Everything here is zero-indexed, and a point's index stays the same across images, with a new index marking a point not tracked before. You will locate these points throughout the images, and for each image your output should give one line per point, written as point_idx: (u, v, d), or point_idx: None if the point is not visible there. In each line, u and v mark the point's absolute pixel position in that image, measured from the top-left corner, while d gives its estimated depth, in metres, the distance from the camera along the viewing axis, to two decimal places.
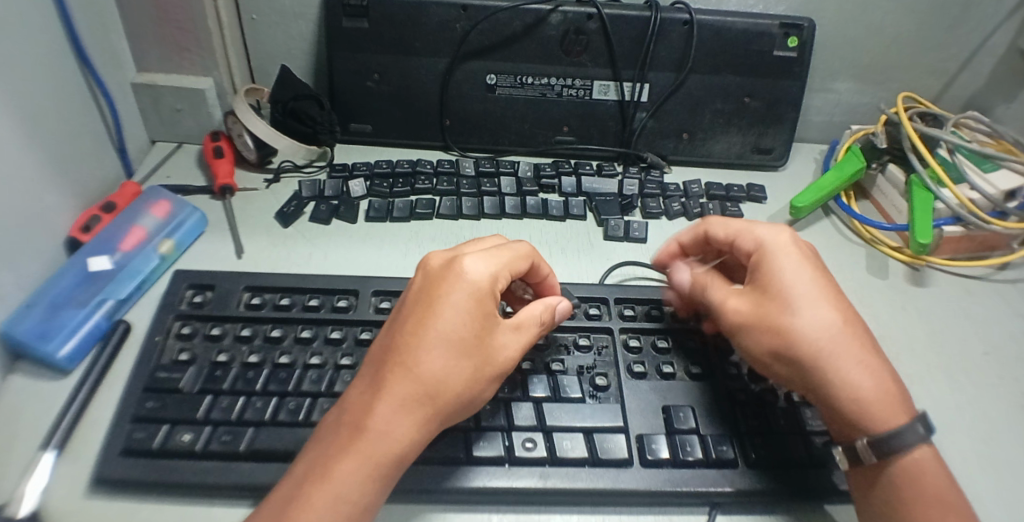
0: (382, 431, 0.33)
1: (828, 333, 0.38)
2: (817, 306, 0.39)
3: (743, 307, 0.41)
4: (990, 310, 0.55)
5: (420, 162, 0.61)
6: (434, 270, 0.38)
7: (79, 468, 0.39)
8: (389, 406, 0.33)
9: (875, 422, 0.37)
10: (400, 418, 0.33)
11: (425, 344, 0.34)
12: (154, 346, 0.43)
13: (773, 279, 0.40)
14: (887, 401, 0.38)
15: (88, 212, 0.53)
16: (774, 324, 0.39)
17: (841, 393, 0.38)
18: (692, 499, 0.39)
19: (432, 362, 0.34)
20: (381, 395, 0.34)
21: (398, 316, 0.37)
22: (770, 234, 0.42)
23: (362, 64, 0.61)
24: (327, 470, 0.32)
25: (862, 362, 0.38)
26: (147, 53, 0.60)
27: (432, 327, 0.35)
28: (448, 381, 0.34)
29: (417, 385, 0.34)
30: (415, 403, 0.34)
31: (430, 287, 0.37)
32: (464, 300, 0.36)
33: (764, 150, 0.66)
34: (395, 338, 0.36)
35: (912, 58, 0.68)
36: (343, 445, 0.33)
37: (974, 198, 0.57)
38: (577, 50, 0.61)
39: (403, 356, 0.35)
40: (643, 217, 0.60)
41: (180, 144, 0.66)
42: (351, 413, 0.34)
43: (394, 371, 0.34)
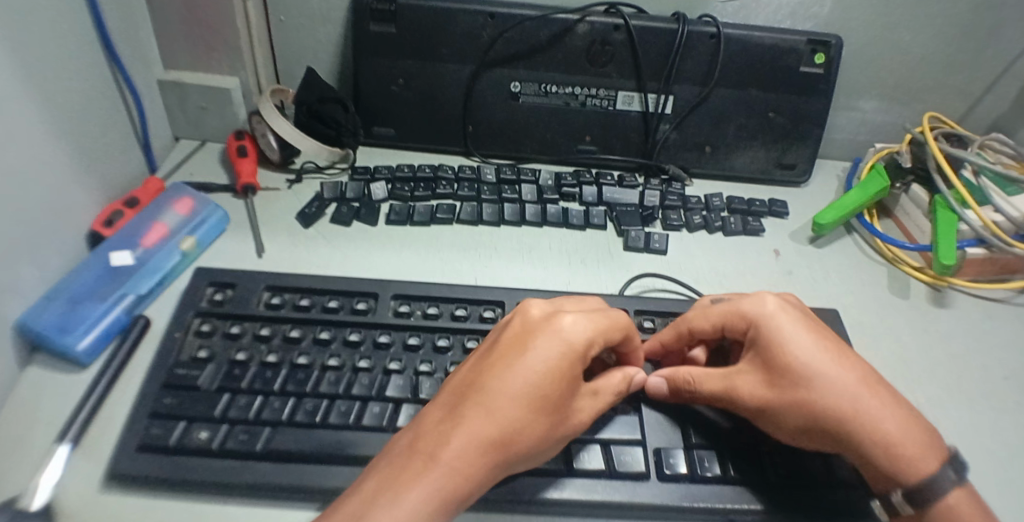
0: (455, 468, 0.31)
1: (851, 395, 0.37)
2: (834, 371, 0.38)
3: (758, 388, 0.39)
4: (1013, 334, 0.54)
5: (441, 167, 0.61)
6: (531, 319, 0.36)
7: (95, 461, 0.39)
8: (465, 444, 0.32)
9: (912, 471, 0.36)
10: (473, 457, 0.32)
11: (513, 392, 0.33)
12: (174, 342, 0.43)
13: (779, 353, 0.38)
14: (923, 449, 0.37)
15: (112, 207, 0.53)
16: (797, 402, 0.37)
17: (876, 450, 0.37)
18: (709, 517, 0.38)
19: (518, 412, 0.33)
20: (458, 431, 0.32)
21: (483, 355, 0.36)
22: (756, 306, 0.40)
23: (387, 68, 0.61)
24: (392, 494, 0.30)
25: (891, 413, 0.37)
26: (175, 51, 0.61)
27: (522, 376, 0.33)
28: (525, 434, 0.33)
29: (496, 431, 0.32)
30: (489, 446, 0.32)
31: (525, 336, 0.35)
32: (558, 355, 0.34)
33: (786, 165, 0.66)
34: (480, 377, 0.34)
35: (938, 78, 0.67)
36: (412, 472, 0.31)
37: (998, 220, 0.56)
38: (601, 60, 0.61)
39: (487, 398, 0.33)
40: (663, 229, 0.60)
41: (203, 142, 0.66)
42: (423, 440, 0.32)
43: (476, 411, 0.33)
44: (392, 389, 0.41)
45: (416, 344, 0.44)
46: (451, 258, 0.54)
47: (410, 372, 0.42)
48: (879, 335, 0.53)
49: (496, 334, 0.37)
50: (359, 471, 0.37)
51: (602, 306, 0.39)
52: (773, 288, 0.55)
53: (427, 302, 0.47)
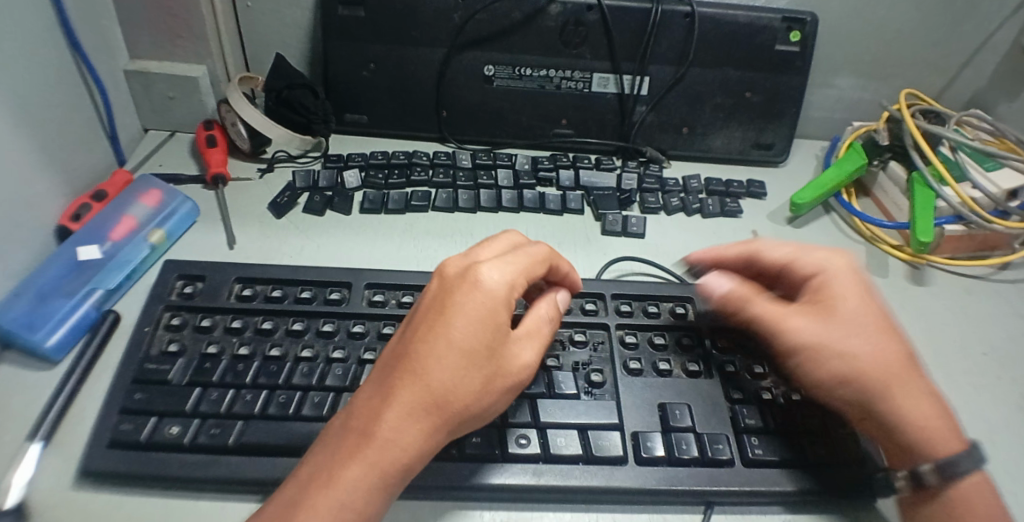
0: (391, 439, 0.31)
1: (889, 361, 0.38)
2: (876, 336, 0.39)
3: (800, 326, 0.40)
4: (990, 310, 0.55)
5: (415, 154, 0.60)
6: (449, 278, 0.35)
7: (66, 459, 0.38)
8: (397, 412, 0.31)
9: (937, 448, 0.37)
10: (407, 426, 0.31)
11: (437, 352, 0.32)
12: (142, 337, 0.42)
13: (841, 305, 0.40)
14: (945, 427, 0.38)
15: (79, 200, 0.52)
16: (835, 345, 0.38)
17: (905, 418, 0.37)
18: (687, 499, 0.38)
19: (446, 371, 0.32)
20: (389, 400, 0.32)
21: (411, 322, 0.35)
22: (831, 262, 0.42)
23: (358, 53, 0.60)
24: (334, 474, 0.30)
25: (921, 388, 0.38)
26: (139, 39, 0.59)
27: (447, 334, 0.33)
28: (459, 393, 0.32)
29: (426, 393, 0.32)
30: (422, 411, 0.32)
31: (445, 295, 0.34)
32: (477, 309, 0.33)
33: (765, 145, 0.65)
34: (407, 343, 0.33)
35: (915, 55, 0.67)
36: (349, 451, 0.31)
37: (976, 197, 0.56)
38: (576, 41, 0.60)
39: (415, 362, 0.32)
40: (642, 212, 0.59)
41: (173, 132, 0.65)
42: (358, 416, 0.32)
43: (405, 377, 0.32)
44: (366, 379, 0.40)
45: (390, 333, 0.43)
46: (427, 245, 0.54)
47: None
48: None
49: (420, 299, 0.36)
50: None
51: (519, 248, 0.38)
52: None
53: (401, 290, 0.47)
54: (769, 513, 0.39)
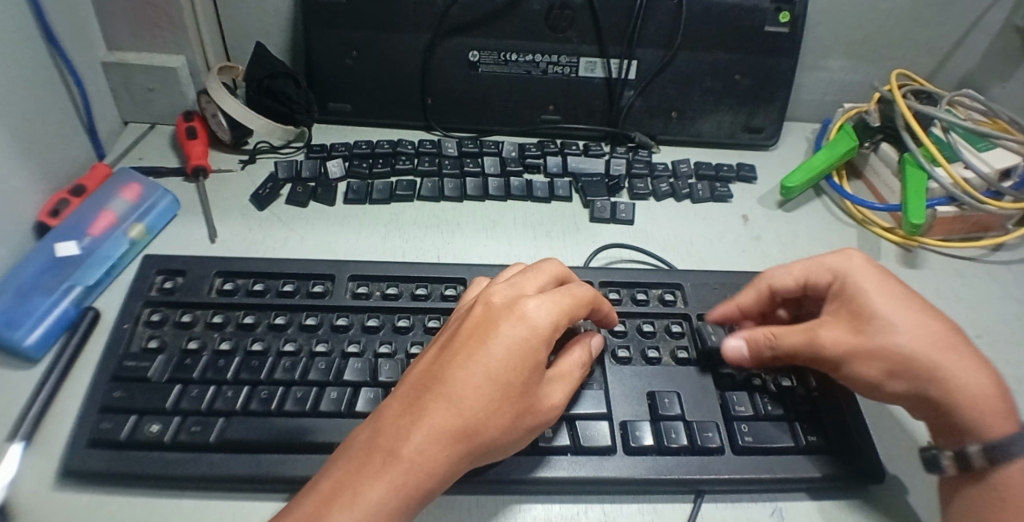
0: (418, 463, 0.30)
1: (936, 343, 0.37)
2: (917, 320, 0.37)
3: (840, 337, 0.38)
4: (980, 291, 0.54)
5: (400, 142, 0.59)
6: (493, 306, 0.34)
7: (46, 459, 0.37)
8: (428, 435, 0.31)
9: (993, 427, 0.36)
10: (437, 451, 0.31)
11: (473, 381, 0.32)
12: (122, 334, 0.41)
13: (865, 303, 0.38)
14: (1001, 402, 0.36)
15: (57, 196, 0.50)
16: (878, 348, 0.37)
17: (958, 399, 0.36)
18: (677, 487, 0.38)
19: (481, 403, 0.31)
20: (419, 424, 0.31)
21: (445, 344, 0.34)
22: (844, 262, 0.40)
23: (339, 41, 0.59)
24: (355, 489, 0.30)
25: (970, 363, 0.37)
26: (115, 29, 0.58)
27: (484, 365, 0.32)
28: (490, 425, 0.32)
29: (458, 423, 0.31)
30: (452, 439, 0.31)
31: (486, 324, 0.33)
32: (520, 344, 0.32)
33: (755, 129, 0.64)
34: (442, 368, 0.32)
35: (906, 35, 0.66)
36: (374, 469, 0.30)
37: (969, 177, 0.56)
38: (561, 26, 0.59)
39: (450, 389, 0.32)
40: (631, 198, 0.59)
41: (153, 125, 0.64)
42: (383, 434, 0.31)
43: (438, 402, 0.31)
44: (350, 374, 0.40)
45: (375, 325, 0.42)
46: (412, 235, 0.53)
47: (369, 355, 0.41)
48: None
49: (458, 320, 0.35)
50: (317, 457, 0.37)
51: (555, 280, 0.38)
52: (742, 254, 0.55)
53: (385, 282, 0.46)
54: (759, 500, 0.39)
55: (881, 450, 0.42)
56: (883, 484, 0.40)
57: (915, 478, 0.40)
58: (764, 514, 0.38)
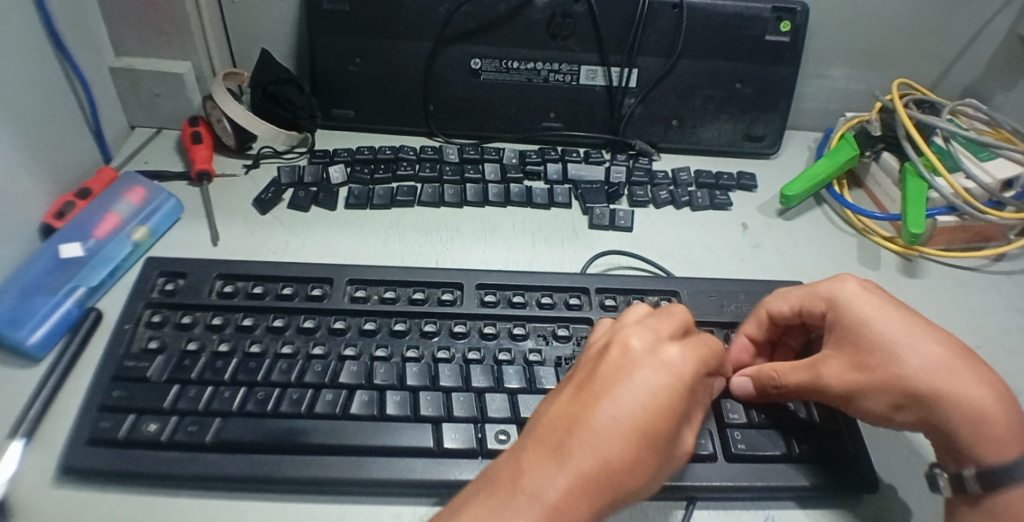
0: (558, 509, 0.27)
1: (938, 367, 0.36)
2: (915, 346, 0.36)
3: (841, 372, 0.38)
4: (981, 302, 0.54)
5: (402, 148, 0.60)
6: (628, 350, 0.32)
7: (45, 457, 0.38)
8: (566, 487, 0.28)
9: (995, 452, 0.34)
10: (576, 501, 0.28)
11: (620, 426, 0.29)
12: (123, 335, 0.42)
13: (862, 332, 0.38)
14: (1008, 425, 0.35)
15: (62, 199, 0.51)
16: (880, 379, 0.36)
17: (958, 425, 0.35)
18: (670, 495, 0.38)
19: (631, 445, 0.29)
20: (566, 468, 0.28)
21: (586, 383, 0.31)
22: (837, 289, 0.40)
23: (343, 47, 0.60)
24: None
25: (975, 385, 0.35)
26: (124, 36, 0.59)
27: (631, 411, 0.29)
28: (636, 475, 0.29)
29: (612, 470, 0.28)
30: (595, 490, 0.28)
31: (624, 371, 0.31)
32: (669, 387, 0.30)
33: (756, 137, 0.65)
34: (585, 408, 0.30)
35: (907, 45, 0.66)
36: (504, 508, 0.27)
37: (970, 187, 0.55)
38: (563, 34, 0.59)
39: (593, 432, 0.29)
40: (630, 205, 0.59)
41: (159, 129, 0.65)
42: (528, 475, 0.28)
43: (579, 462, 0.28)
44: (345, 376, 0.40)
45: (372, 329, 0.43)
46: (411, 240, 0.53)
47: (365, 358, 0.42)
48: None
49: (586, 365, 0.33)
50: (310, 459, 0.37)
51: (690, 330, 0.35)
52: (741, 261, 0.55)
53: (383, 286, 0.46)
54: (753, 508, 0.39)
55: (875, 458, 0.41)
56: (877, 493, 0.39)
57: (903, 483, 0.40)
58: None
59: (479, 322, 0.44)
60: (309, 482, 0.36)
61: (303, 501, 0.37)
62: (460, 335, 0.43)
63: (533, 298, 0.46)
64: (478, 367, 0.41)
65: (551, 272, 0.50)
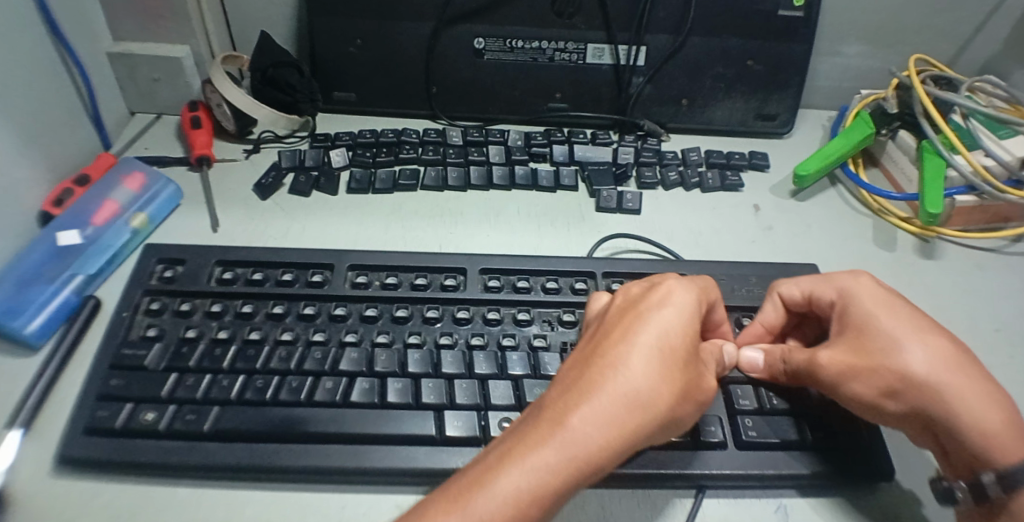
0: (584, 429, 0.28)
1: (944, 364, 0.35)
2: (920, 339, 0.35)
3: (843, 357, 0.36)
4: (1002, 284, 0.52)
5: (404, 131, 0.58)
6: (633, 295, 0.34)
7: (45, 446, 0.37)
8: (593, 415, 0.28)
9: (1005, 454, 0.33)
10: (601, 419, 0.28)
11: (638, 349, 0.30)
12: (121, 323, 0.41)
13: (867, 322, 0.36)
14: (1013, 429, 0.34)
15: (61, 185, 0.51)
16: (883, 369, 0.35)
17: (967, 424, 0.34)
18: (679, 483, 0.37)
19: (651, 365, 0.29)
20: (587, 393, 0.29)
21: (601, 328, 0.33)
22: (846, 280, 0.39)
23: (342, 28, 0.58)
24: (517, 459, 0.27)
25: (980, 385, 0.34)
26: (120, 19, 0.58)
27: (645, 335, 0.30)
28: (664, 395, 0.29)
29: (635, 391, 0.29)
30: (621, 411, 0.28)
31: (633, 308, 0.32)
32: (677, 312, 0.31)
33: (768, 116, 0.63)
34: (601, 343, 0.31)
35: (926, 18, 0.64)
36: (530, 436, 0.28)
37: (989, 165, 0.53)
38: (568, 11, 0.58)
39: (611, 360, 0.30)
40: (638, 188, 0.57)
41: (158, 115, 0.64)
42: (555, 409, 0.29)
43: (601, 392, 0.29)
44: (345, 364, 0.39)
45: (373, 315, 0.42)
46: (413, 225, 0.52)
47: (366, 345, 0.41)
48: None
49: (602, 317, 0.34)
50: (311, 448, 0.36)
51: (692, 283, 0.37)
52: (752, 244, 0.53)
53: (385, 272, 0.45)
54: (763, 497, 0.37)
55: (891, 446, 0.40)
56: (893, 483, 0.38)
57: (918, 471, 0.39)
58: (768, 512, 0.37)
59: (482, 308, 0.43)
60: (310, 471, 0.36)
61: (305, 491, 0.36)
62: (463, 321, 0.42)
63: (538, 283, 0.45)
64: (482, 353, 0.40)
65: (557, 256, 0.48)
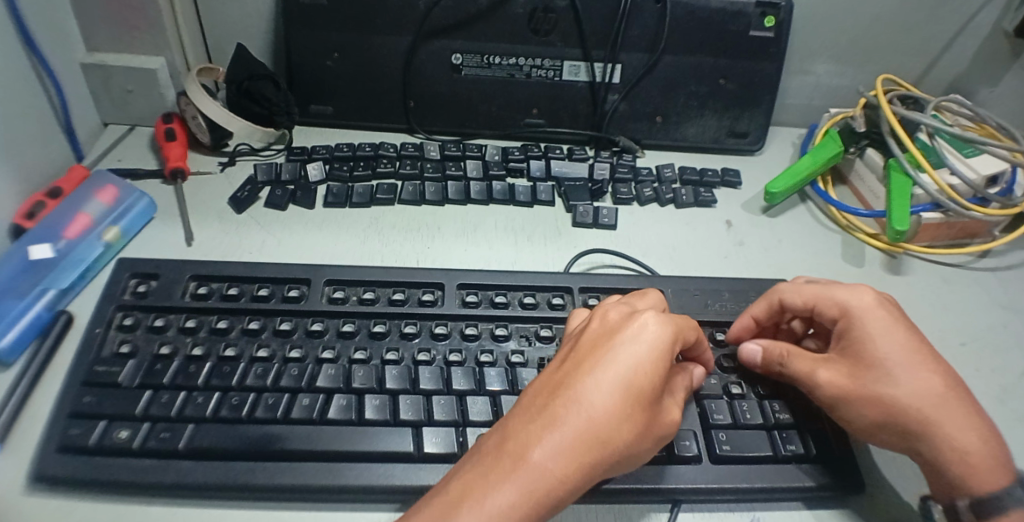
0: (545, 467, 0.28)
1: (931, 396, 0.36)
2: (912, 370, 0.37)
3: (840, 380, 0.38)
4: (966, 298, 0.54)
5: (382, 145, 0.59)
6: (607, 323, 0.34)
7: (13, 467, 0.37)
8: (550, 448, 0.29)
9: (983, 483, 0.35)
10: (562, 459, 0.29)
11: (604, 387, 0.30)
12: (94, 339, 0.41)
13: (867, 349, 0.38)
14: (992, 459, 0.35)
15: (33, 198, 0.50)
16: (875, 397, 0.37)
17: (946, 453, 0.36)
18: (654, 498, 0.37)
19: (615, 405, 0.30)
20: (549, 429, 0.29)
21: (570, 357, 0.33)
22: (854, 299, 0.40)
23: (321, 42, 0.59)
24: (478, 496, 0.28)
25: (962, 417, 0.36)
26: (95, 30, 0.57)
27: (611, 373, 0.30)
28: (623, 434, 0.30)
29: (597, 432, 0.29)
30: (581, 449, 0.29)
31: (604, 340, 0.32)
32: (647, 349, 0.31)
33: (741, 133, 0.64)
34: (569, 376, 0.31)
35: (891, 40, 0.66)
36: (492, 471, 0.29)
37: (955, 183, 0.55)
38: (545, 28, 0.59)
39: (577, 397, 0.30)
40: (614, 203, 0.58)
41: (134, 126, 0.63)
42: (515, 441, 0.29)
43: (564, 429, 0.29)
44: (322, 380, 0.39)
45: (350, 331, 0.42)
46: (392, 239, 0.52)
47: (343, 361, 0.41)
48: None
49: (572, 341, 0.34)
50: (287, 465, 0.36)
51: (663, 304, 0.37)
52: (725, 259, 0.54)
53: (362, 287, 0.46)
54: (737, 510, 0.38)
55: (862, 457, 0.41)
56: (863, 495, 0.39)
57: (884, 480, 0.40)
58: None
59: (459, 323, 0.44)
60: (286, 489, 0.35)
61: (282, 508, 0.36)
62: (440, 336, 0.42)
63: (515, 298, 0.46)
64: (459, 369, 0.41)
65: (534, 271, 0.49)
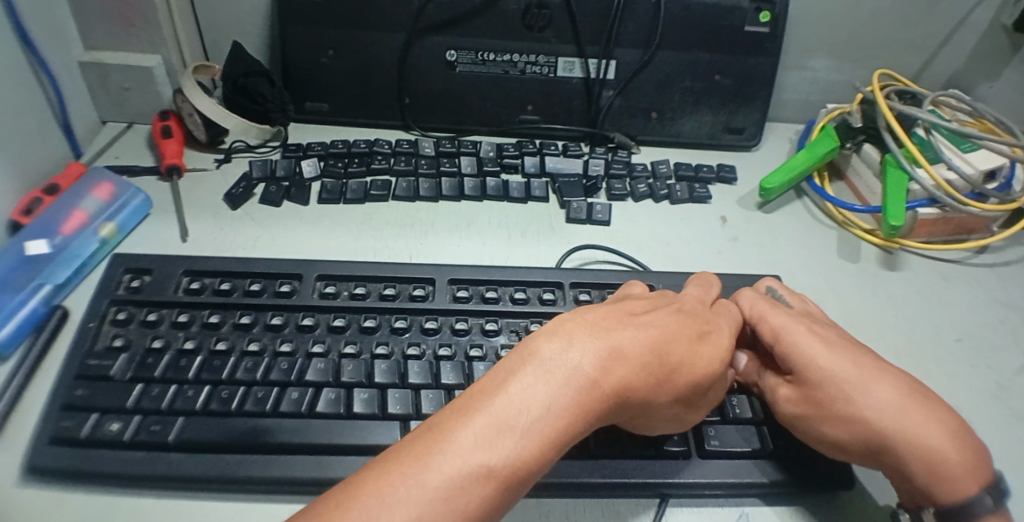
0: (601, 376, 0.30)
1: (886, 408, 0.34)
2: (863, 385, 0.35)
3: (794, 401, 0.37)
4: (961, 294, 0.54)
5: (377, 141, 0.59)
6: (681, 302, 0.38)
7: (6, 459, 0.37)
8: (588, 352, 0.30)
9: (951, 491, 0.33)
10: (617, 376, 0.30)
11: (677, 335, 0.33)
12: (86, 333, 0.41)
13: (808, 370, 0.36)
14: (963, 464, 0.33)
15: (30, 195, 0.50)
16: (828, 417, 0.35)
17: (909, 464, 0.34)
18: (642, 492, 0.37)
19: (684, 352, 0.33)
20: (614, 347, 0.31)
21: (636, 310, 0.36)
22: (784, 323, 0.38)
23: (316, 39, 0.59)
24: (528, 384, 0.28)
25: (925, 423, 0.34)
26: (93, 28, 0.58)
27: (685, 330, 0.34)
28: (682, 376, 0.32)
29: (658, 366, 0.32)
30: (637, 372, 0.31)
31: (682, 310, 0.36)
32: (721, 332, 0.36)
33: (736, 129, 0.64)
34: (639, 318, 0.34)
35: (888, 35, 0.65)
36: (553, 363, 0.30)
37: (952, 179, 0.55)
38: (539, 25, 0.59)
39: (649, 333, 0.33)
40: (608, 199, 0.58)
41: (131, 124, 0.64)
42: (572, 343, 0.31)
43: (626, 354, 0.31)
44: (312, 374, 0.40)
45: (340, 326, 0.42)
46: (384, 236, 0.53)
47: (333, 356, 0.41)
48: (823, 297, 0.52)
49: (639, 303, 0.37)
50: (276, 458, 0.36)
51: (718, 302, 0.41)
52: (719, 255, 0.54)
53: (353, 282, 0.46)
54: (726, 505, 0.38)
55: None
56: (851, 492, 0.39)
57: (870, 475, 0.40)
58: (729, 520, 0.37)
59: (450, 318, 0.44)
60: (274, 482, 0.36)
61: (270, 501, 0.36)
62: (431, 331, 0.43)
63: (506, 294, 0.46)
64: (448, 364, 0.41)
65: (525, 267, 0.49)
